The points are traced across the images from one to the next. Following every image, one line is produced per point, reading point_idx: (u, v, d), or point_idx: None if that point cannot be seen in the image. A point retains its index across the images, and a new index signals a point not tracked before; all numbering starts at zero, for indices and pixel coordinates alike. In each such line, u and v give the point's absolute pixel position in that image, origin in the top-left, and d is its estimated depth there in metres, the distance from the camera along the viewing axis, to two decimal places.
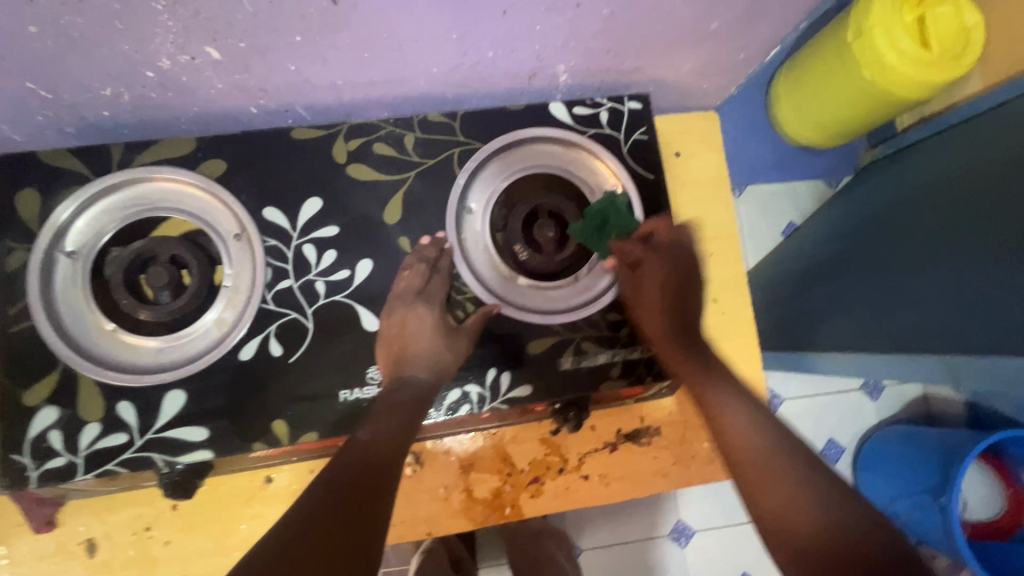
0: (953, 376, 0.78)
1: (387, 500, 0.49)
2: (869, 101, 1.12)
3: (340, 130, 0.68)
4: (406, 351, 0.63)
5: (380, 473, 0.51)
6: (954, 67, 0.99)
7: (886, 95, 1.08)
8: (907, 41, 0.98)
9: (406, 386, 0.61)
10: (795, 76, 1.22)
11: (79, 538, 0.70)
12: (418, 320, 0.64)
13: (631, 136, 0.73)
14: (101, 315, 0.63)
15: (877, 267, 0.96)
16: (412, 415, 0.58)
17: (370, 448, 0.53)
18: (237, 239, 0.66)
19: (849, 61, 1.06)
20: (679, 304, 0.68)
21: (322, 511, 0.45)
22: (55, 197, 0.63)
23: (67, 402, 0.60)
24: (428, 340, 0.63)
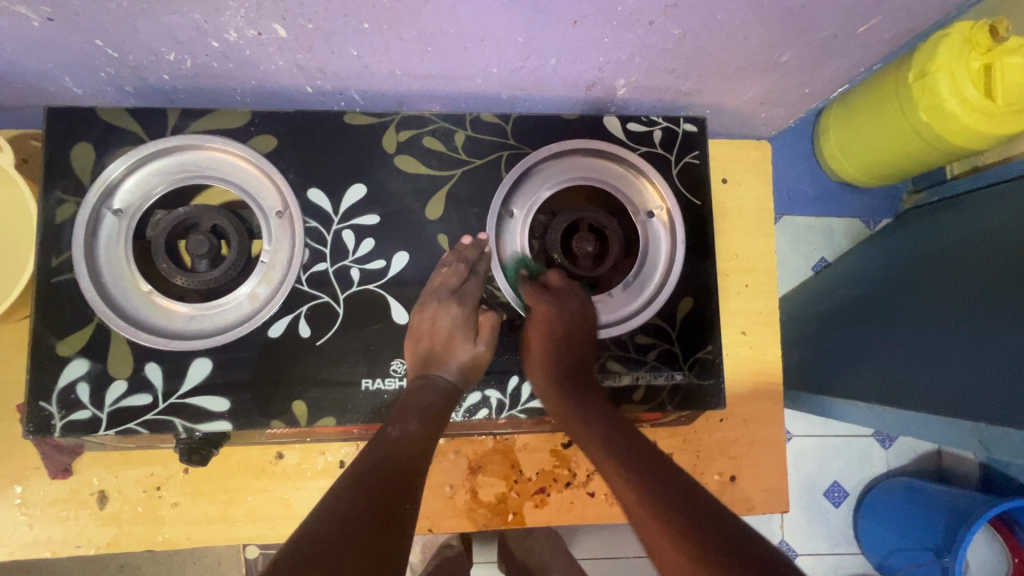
0: (981, 442, 0.74)
1: (416, 497, 0.51)
2: (923, 146, 1.09)
3: (391, 120, 0.68)
4: (435, 349, 0.62)
5: (408, 476, 0.52)
6: (1018, 121, 0.97)
7: (942, 142, 1.05)
8: (971, 88, 0.95)
9: (434, 385, 0.61)
10: (850, 111, 1.20)
11: (91, 488, 0.71)
12: (450, 316, 0.63)
13: (682, 158, 0.72)
14: (139, 277, 0.64)
15: (914, 320, 0.93)
16: (438, 416, 0.59)
17: (400, 444, 0.55)
18: (278, 216, 0.66)
19: (907, 103, 1.04)
20: (568, 351, 0.65)
21: (357, 508, 0.46)
22: (108, 155, 0.64)
23: (98, 356, 0.61)
24: (456, 340, 0.63)
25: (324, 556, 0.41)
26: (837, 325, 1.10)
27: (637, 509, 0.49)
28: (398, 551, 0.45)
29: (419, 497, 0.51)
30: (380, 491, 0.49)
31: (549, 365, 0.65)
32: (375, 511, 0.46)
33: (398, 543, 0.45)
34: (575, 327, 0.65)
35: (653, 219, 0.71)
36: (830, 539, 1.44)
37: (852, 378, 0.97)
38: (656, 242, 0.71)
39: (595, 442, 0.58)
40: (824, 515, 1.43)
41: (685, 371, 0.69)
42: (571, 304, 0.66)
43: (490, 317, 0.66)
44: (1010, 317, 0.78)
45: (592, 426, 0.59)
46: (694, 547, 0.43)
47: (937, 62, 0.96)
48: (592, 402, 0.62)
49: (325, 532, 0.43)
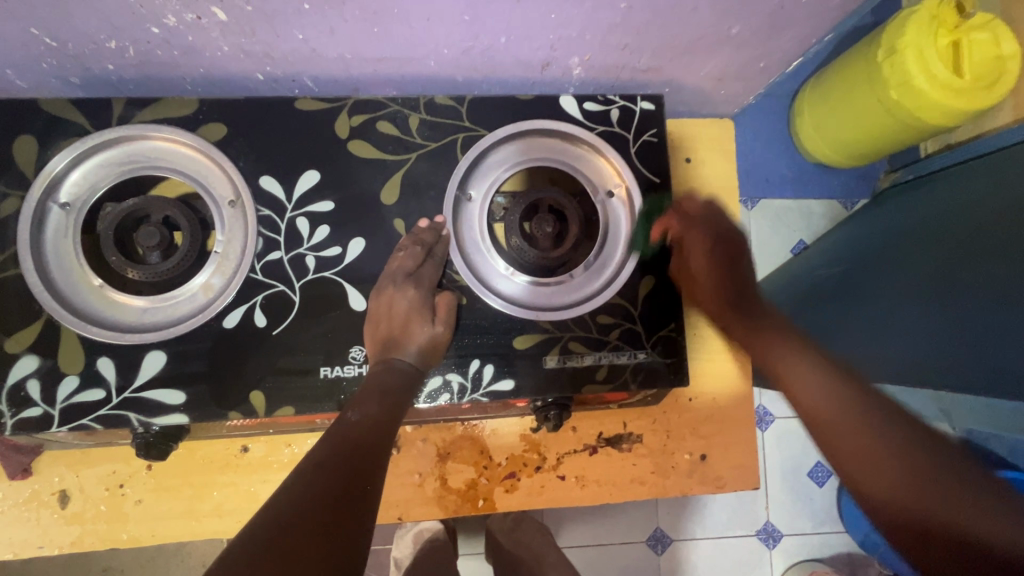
0: None
1: (376, 480, 0.50)
2: (896, 126, 1.10)
3: (344, 104, 0.67)
4: (396, 333, 0.61)
5: (367, 458, 0.51)
6: (988, 96, 0.98)
7: (914, 120, 1.06)
8: (939, 65, 0.97)
9: (396, 368, 0.60)
10: (823, 94, 1.23)
11: (52, 488, 0.70)
12: (407, 299, 0.62)
13: (640, 137, 0.71)
14: (89, 271, 0.63)
15: (884, 295, 0.94)
16: (400, 401, 0.59)
17: (361, 427, 0.54)
18: (231, 206, 0.65)
19: (879, 82, 1.06)
20: (730, 269, 0.65)
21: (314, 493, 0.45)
22: (51, 148, 0.63)
23: (48, 353, 0.60)
24: (413, 324, 0.62)
25: (280, 546, 0.40)
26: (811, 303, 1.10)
27: (828, 413, 0.47)
28: (360, 532, 0.44)
29: (378, 481, 0.50)
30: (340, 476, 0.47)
31: (702, 263, 0.66)
32: (333, 499, 0.45)
33: (360, 525, 0.45)
34: (728, 274, 0.64)
35: (612, 199, 0.71)
36: (816, 518, 1.50)
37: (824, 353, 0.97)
38: (616, 222, 0.71)
39: (800, 356, 0.52)
40: (810, 495, 1.48)
41: (649, 351, 0.68)
42: (723, 231, 0.67)
43: (447, 298, 0.65)
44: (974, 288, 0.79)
45: (806, 363, 0.51)
46: (917, 529, 0.41)
47: (904, 40, 0.99)
48: (762, 324, 0.59)
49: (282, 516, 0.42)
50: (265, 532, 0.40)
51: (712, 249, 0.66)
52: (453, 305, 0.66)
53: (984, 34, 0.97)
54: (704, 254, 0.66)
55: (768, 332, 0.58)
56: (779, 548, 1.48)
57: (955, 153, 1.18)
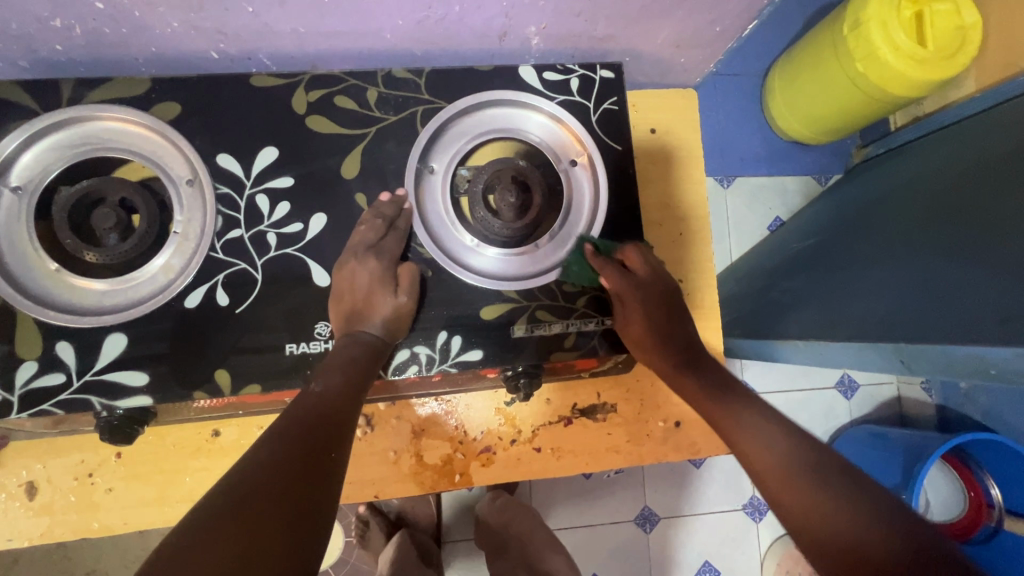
0: (904, 363, 0.76)
1: (341, 449, 0.51)
2: (863, 97, 1.13)
3: (300, 80, 0.66)
4: (360, 305, 0.61)
5: (331, 427, 0.52)
6: (948, 66, 1.01)
7: (878, 91, 1.09)
8: (902, 36, 0.99)
9: (360, 342, 0.60)
10: (796, 68, 1.25)
11: (19, 480, 0.69)
12: (369, 272, 0.61)
13: (601, 105, 0.71)
14: (45, 255, 0.62)
15: (853, 261, 0.95)
16: (364, 373, 0.59)
17: (324, 401, 0.54)
18: (189, 185, 0.65)
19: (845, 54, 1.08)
20: (664, 341, 0.68)
21: (276, 463, 0.46)
22: (0, 130, 0.61)
23: (4, 339, 0.59)
24: (376, 295, 0.61)
25: (241, 517, 0.40)
26: (785, 274, 1.12)
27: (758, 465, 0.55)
28: (323, 500, 0.46)
29: (343, 449, 0.51)
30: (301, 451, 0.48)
31: (639, 346, 0.68)
32: (295, 468, 0.46)
33: (323, 492, 0.46)
34: (666, 304, 0.68)
35: (576, 167, 0.71)
36: None
37: (795, 320, 0.98)
38: (580, 191, 0.71)
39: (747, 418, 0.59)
40: None
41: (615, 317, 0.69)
42: (652, 283, 0.68)
43: (410, 268, 0.65)
44: (938, 247, 0.80)
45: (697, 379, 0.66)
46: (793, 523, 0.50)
47: (868, 13, 1.01)
48: (704, 363, 0.67)
49: (241, 492, 0.42)
50: (223, 508, 0.41)
51: (642, 306, 0.66)
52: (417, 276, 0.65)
53: (945, 5, 1.00)
54: (639, 314, 0.66)
55: (703, 381, 0.65)
56: (765, 520, 1.52)
57: (919, 127, 1.22)
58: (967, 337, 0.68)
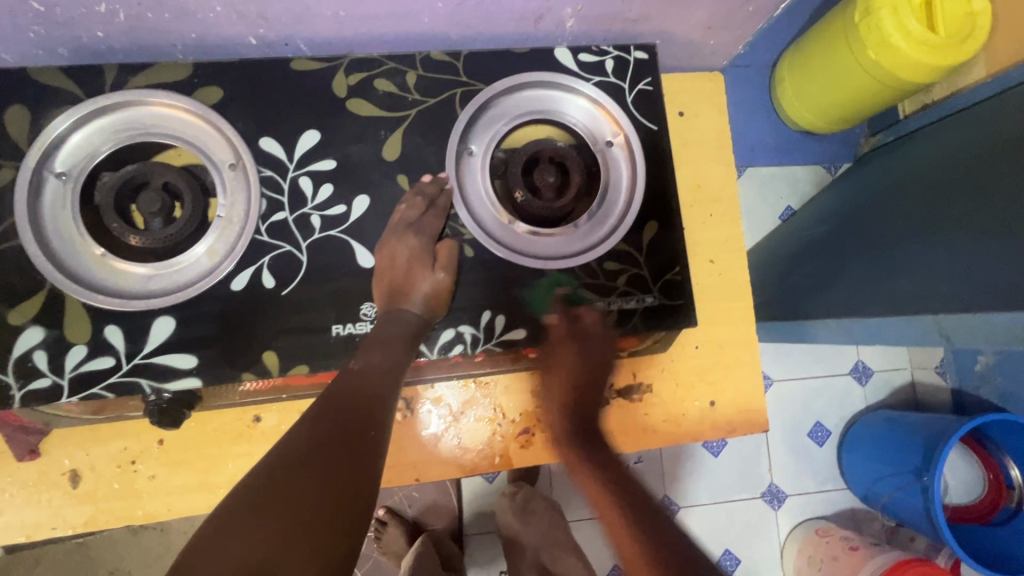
0: (942, 334, 0.77)
1: (382, 425, 0.52)
2: (875, 84, 1.14)
3: (340, 64, 0.67)
4: (400, 281, 0.62)
5: (370, 403, 0.53)
6: (960, 51, 1.02)
7: (891, 78, 1.10)
8: (914, 23, 1.01)
9: (400, 318, 0.61)
10: (803, 59, 1.26)
11: (62, 469, 0.69)
12: (409, 248, 0.62)
13: (636, 85, 0.72)
14: (90, 240, 0.62)
15: (876, 241, 0.96)
16: (404, 350, 0.60)
17: (363, 376, 0.56)
18: (231, 169, 0.65)
19: (856, 42, 1.09)
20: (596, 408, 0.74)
21: (316, 439, 0.47)
22: (44, 116, 0.61)
23: (53, 323, 0.59)
24: (415, 271, 0.62)
25: (279, 489, 0.42)
26: (806, 257, 1.13)
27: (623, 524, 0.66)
28: (364, 473, 0.46)
29: (384, 427, 0.52)
30: (342, 426, 0.49)
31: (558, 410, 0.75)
32: (333, 443, 0.47)
33: (363, 465, 0.47)
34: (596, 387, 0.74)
35: (612, 148, 0.71)
36: (818, 478, 1.60)
37: (823, 301, 0.99)
38: (617, 171, 0.71)
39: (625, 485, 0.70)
40: (810, 454, 1.60)
41: (655, 294, 0.69)
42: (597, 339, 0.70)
43: (448, 246, 0.65)
44: (962, 221, 0.81)
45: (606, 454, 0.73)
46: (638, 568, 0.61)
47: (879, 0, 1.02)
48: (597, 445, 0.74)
49: (279, 466, 0.44)
50: (261, 481, 0.43)
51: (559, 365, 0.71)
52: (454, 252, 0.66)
53: None
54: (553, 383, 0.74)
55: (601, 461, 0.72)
56: (784, 508, 1.56)
57: (930, 113, 1.21)
58: (1002, 306, 0.68)
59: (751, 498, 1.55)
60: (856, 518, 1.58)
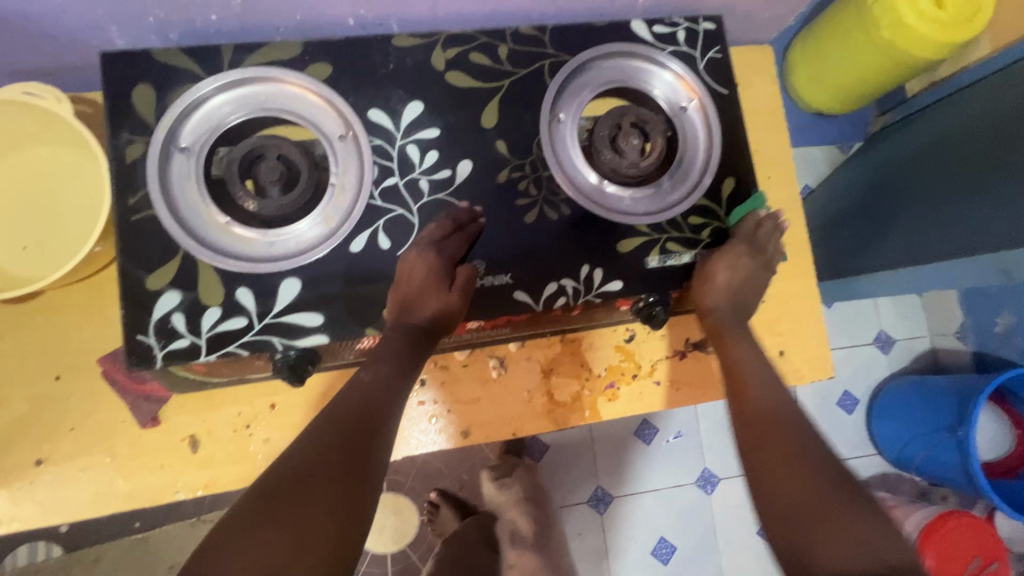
0: (1002, 268, 0.87)
1: (385, 437, 0.57)
2: (887, 65, 1.14)
3: (437, 40, 0.71)
4: (411, 297, 0.64)
5: (371, 415, 0.57)
6: (968, 28, 1.03)
7: (903, 57, 1.10)
8: (925, 2, 1.02)
9: (410, 334, 0.64)
10: (812, 44, 1.25)
11: (181, 435, 0.72)
12: (425, 266, 0.64)
13: (707, 54, 0.77)
14: (214, 209, 0.65)
15: (915, 200, 1.04)
16: (412, 362, 0.63)
17: (368, 389, 0.59)
18: (341, 139, 0.69)
19: (868, 24, 1.09)
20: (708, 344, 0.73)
21: (319, 450, 0.51)
22: (169, 94, 0.65)
23: (189, 286, 0.63)
24: (428, 291, 0.64)
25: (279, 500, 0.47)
26: (848, 223, 1.19)
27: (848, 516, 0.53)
28: (363, 483, 0.51)
29: (387, 434, 0.57)
30: (349, 437, 0.54)
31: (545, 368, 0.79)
32: (334, 454, 0.51)
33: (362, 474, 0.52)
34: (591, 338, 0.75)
35: (687, 112, 0.76)
36: (849, 444, 1.62)
37: (881, 258, 1.07)
38: (694, 132, 0.76)
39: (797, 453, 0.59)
40: (840, 422, 1.62)
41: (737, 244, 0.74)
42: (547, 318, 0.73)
43: (466, 270, 0.66)
44: (1006, 172, 0.88)
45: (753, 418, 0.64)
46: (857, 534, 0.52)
47: None
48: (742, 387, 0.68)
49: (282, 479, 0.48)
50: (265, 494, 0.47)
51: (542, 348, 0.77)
52: (474, 275, 0.67)
53: None
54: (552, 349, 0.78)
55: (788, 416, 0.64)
56: None
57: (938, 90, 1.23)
58: None
59: None
60: (887, 481, 1.61)
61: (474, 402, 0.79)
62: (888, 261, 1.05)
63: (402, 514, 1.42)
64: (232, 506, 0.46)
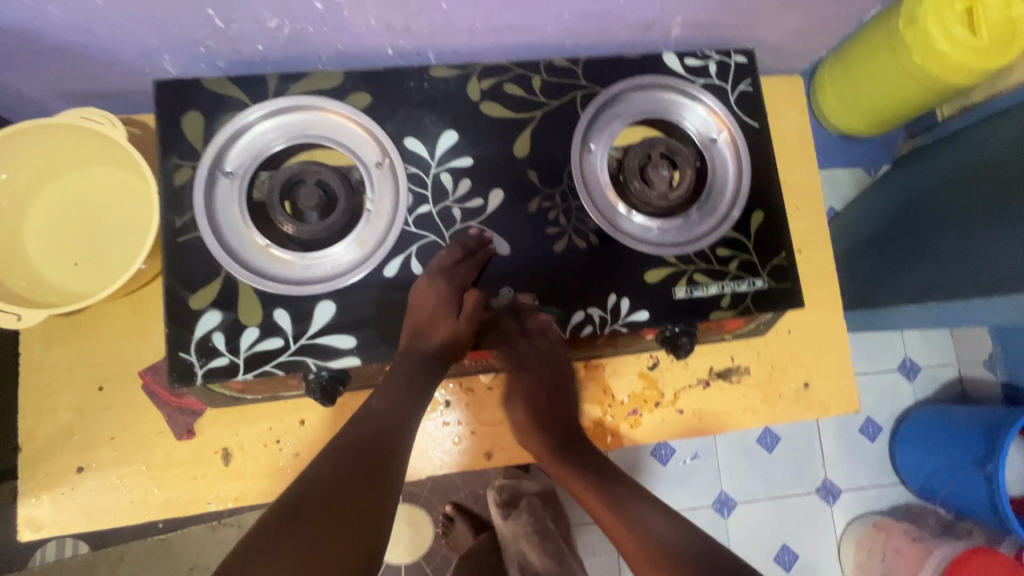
0: None
1: (399, 462, 0.57)
2: (918, 90, 1.08)
3: (473, 71, 0.73)
4: (423, 325, 0.66)
5: (385, 441, 0.57)
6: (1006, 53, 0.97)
7: (936, 82, 1.05)
8: (959, 29, 0.95)
9: (421, 361, 0.65)
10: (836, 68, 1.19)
11: (214, 447, 0.74)
12: (435, 295, 0.66)
13: (738, 86, 0.78)
14: (255, 231, 0.67)
15: (941, 231, 1.03)
16: (423, 388, 0.64)
17: (385, 415, 0.60)
18: (378, 166, 0.71)
19: (897, 50, 1.03)
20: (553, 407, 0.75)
21: (333, 475, 0.52)
22: (217, 121, 0.68)
23: (229, 307, 0.65)
24: (438, 318, 0.66)
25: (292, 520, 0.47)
26: (874, 250, 1.19)
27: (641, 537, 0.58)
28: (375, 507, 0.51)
29: (400, 461, 0.57)
30: (364, 458, 0.54)
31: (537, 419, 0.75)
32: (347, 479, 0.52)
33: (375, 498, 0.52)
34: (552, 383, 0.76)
35: (716, 143, 0.77)
36: (870, 473, 1.58)
37: (906, 286, 1.07)
38: (723, 163, 0.77)
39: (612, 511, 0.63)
40: (862, 450, 1.58)
41: (764, 277, 0.74)
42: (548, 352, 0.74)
43: (473, 296, 0.68)
44: None
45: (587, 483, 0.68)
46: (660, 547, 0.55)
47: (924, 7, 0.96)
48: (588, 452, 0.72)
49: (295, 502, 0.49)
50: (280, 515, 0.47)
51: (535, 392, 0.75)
52: (484, 301, 0.69)
53: None
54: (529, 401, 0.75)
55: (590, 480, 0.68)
56: (840, 503, 1.55)
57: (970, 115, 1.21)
58: None
59: (807, 494, 1.54)
60: (909, 512, 1.57)
61: (497, 423, 0.80)
62: (917, 293, 1.04)
63: (417, 525, 1.43)
64: (249, 533, 0.47)
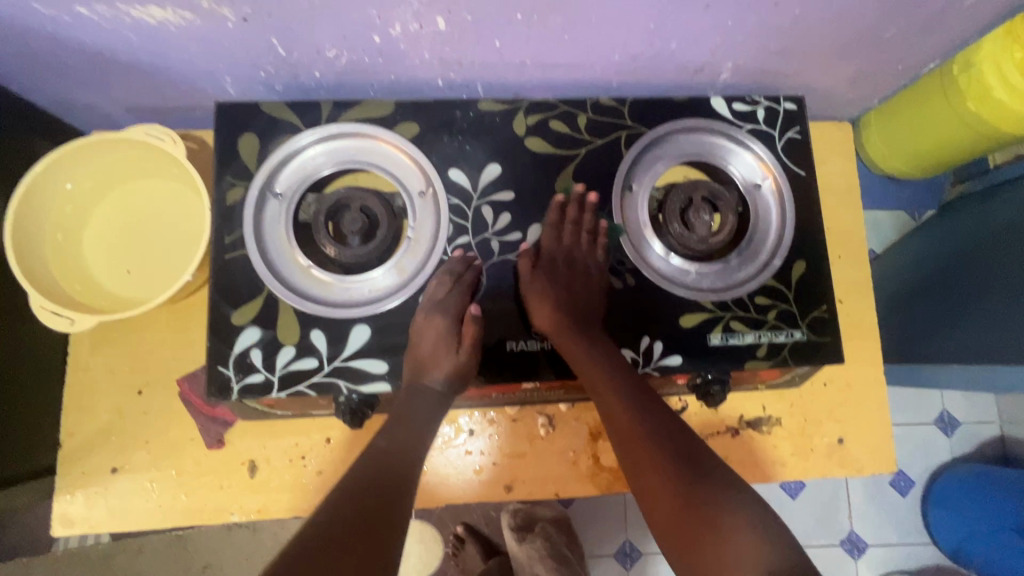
0: None
1: (404, 505, 0.56)
2: (970, 134, 0.98)
3: (520, 106, 0.74)
4: (422, 360, 0.65)
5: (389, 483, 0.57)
6: None
7: (991, 129, 0.95)
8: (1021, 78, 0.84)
9: (426, 395, 0.65)
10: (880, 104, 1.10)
11: (241, 458, 0.75)
12: (433, 329, 0.66)
13: (785, 134, 0.77)
14: (298, 253, 0.69)
15: (989, 286, 0.99)
16: (427, 421, 0.65)
17: (391, 455, 0.60)
18: (422, 196, 0.72)
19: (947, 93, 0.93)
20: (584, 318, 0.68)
21: (333, 522, 0.50)
22: (271, 144, 0.70)
23: (269, 325, 0.67)
24: (438, 353, 0.65)
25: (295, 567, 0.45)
26: (916, 301, 1.14)
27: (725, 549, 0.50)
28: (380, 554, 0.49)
29: (403, 504, 0.56)
30: (365, 504, 0.53)
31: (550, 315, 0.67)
32: (350, 526, 0.50)
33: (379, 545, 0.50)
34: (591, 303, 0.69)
35: (760, 190, 0.76)
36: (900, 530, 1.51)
37: (953, 343, 1.02)
38: (766, 210, 0.76)
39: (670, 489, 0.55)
40: (893, 505, 1.51)
41: (803, 330, 0.73)
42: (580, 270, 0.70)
43: (470, 328, 0.67)
44: None
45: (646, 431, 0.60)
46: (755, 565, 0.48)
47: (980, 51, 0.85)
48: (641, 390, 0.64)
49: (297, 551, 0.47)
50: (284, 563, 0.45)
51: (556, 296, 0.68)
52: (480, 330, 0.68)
53: None
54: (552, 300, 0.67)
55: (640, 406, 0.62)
56: (865, 558, 1.48)
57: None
58: None
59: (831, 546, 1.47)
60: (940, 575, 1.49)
61: (519, 456, 0.80)
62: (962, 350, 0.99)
63: (427, 542, 1.42)
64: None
